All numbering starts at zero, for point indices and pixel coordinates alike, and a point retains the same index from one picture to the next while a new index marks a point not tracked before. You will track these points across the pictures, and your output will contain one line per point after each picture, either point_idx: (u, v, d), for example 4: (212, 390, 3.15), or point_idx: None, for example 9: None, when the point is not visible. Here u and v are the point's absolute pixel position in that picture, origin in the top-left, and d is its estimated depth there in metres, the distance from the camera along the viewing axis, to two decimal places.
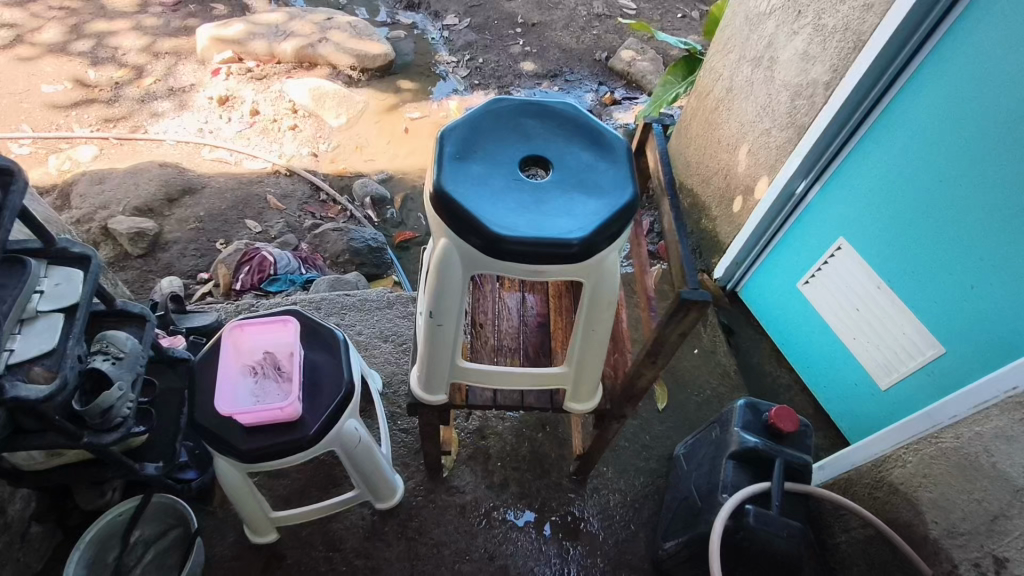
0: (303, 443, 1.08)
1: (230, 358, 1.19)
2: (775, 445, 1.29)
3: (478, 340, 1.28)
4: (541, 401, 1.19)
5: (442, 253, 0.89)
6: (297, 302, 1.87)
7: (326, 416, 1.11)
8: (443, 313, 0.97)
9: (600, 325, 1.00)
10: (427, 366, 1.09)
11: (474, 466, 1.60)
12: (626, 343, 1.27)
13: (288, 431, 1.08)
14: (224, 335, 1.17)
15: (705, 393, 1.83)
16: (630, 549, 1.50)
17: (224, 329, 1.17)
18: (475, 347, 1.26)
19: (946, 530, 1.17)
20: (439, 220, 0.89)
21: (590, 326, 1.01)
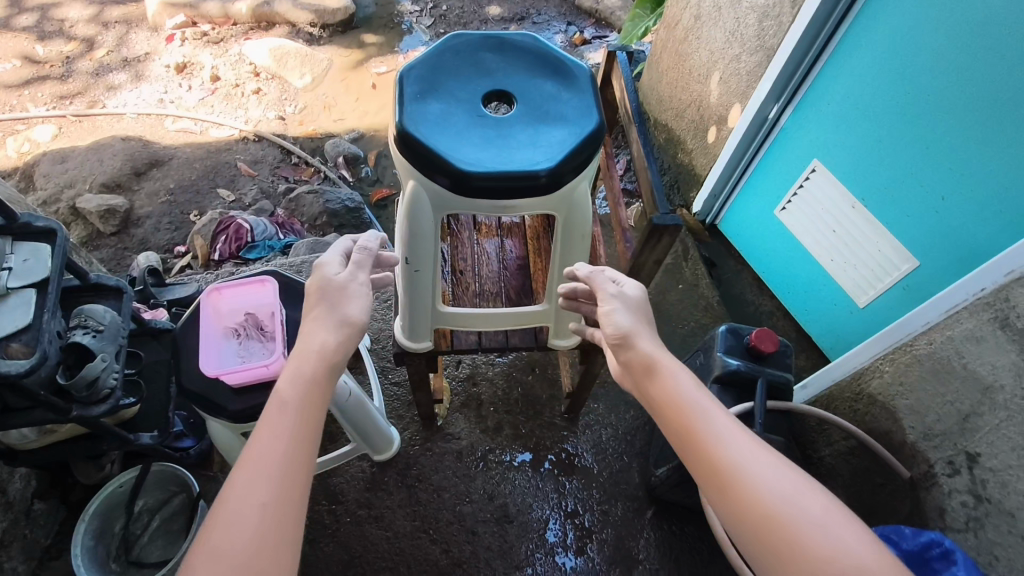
0: None
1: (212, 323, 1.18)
2: (756, 366, 1.32)
3: (459, 286, 1.28)
4: (526, 340, 1.20)
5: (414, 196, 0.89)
6: (278, 267, 1.86)
7: None
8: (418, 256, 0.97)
9: (578, 259, 1.01)
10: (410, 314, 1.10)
11: (467, 413, 1.63)
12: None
13: None
14: (201, 301, 1.16)
15: (690, 325, 1.86)
16: (625, 479, 1.55)
17: (201, 294, 1.17)
18: (456, 294, 1.27)
19: (923, 433, 1.24)
20: (404, 162, 0.88)
21: (567, 262, 1.02)
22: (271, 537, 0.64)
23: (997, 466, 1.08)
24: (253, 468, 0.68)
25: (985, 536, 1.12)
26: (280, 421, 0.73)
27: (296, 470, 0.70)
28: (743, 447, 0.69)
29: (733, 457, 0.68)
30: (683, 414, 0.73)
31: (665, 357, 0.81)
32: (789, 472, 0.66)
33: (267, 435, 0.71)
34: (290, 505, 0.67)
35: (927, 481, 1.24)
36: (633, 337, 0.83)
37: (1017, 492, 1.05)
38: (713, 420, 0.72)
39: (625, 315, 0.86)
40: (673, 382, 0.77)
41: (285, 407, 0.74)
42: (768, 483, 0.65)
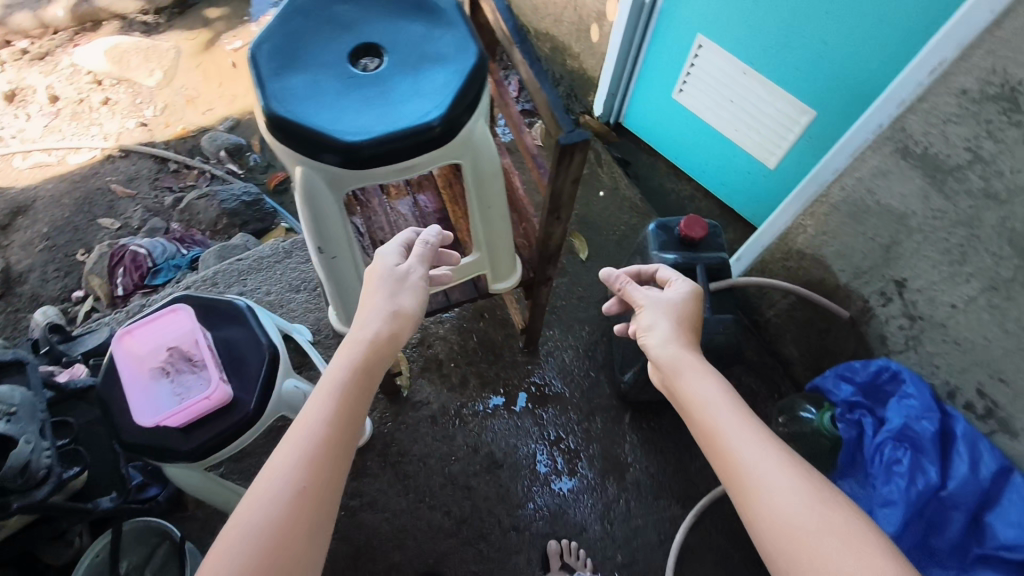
0: (247, 419, 1.04)
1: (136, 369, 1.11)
2: (691, 255, 1.35)
3: None
4: (467, 293, 1.18)
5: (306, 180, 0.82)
6: (191, 285, 1.73)
7: (260, 386, 1.07)
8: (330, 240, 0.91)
9: (497, 202, 0.98)
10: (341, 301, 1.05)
11: (431, 376, 1.61)
12: (527, 209, 1.25)
13: (227, 415, 1.04)
14: (113, 351, 1.08)
15: (621, 229, 1.86)
16: (597, 394, 1.60)
17: (111, 344, 1.08)
18: None
19: (853, 274, 1.30)
20: (284, 148, 0.80)
21: (486, 207, 0.98)
22: (298, 519, 0.67)
23: (923, 286, 1.15)
24: (289, 455, 0.70)
25: (923, 351, 1.22)
26: (325, 412, 0.74)
27: (333, 458, 0.71)
28: (771, 462, 0.69)
29: (757, 471, 0.69)
30: (709, 424, 0.75)
31: (700, 364, 0.82)
32: (816, 493, 0.66)
33: (307, 423, 0.73)
34: (320, 488, 0.69)
35: (865, 315, 1.32)
36: (668, 346, 0.84)
37: (944, 304, 1.13)
38: (734, 432, 0.73)
39: (661, 321, 0.88)
40: (703, 389, 0.78)
41: (332, 400, 0.75)
42: (788, 503, 0.66)
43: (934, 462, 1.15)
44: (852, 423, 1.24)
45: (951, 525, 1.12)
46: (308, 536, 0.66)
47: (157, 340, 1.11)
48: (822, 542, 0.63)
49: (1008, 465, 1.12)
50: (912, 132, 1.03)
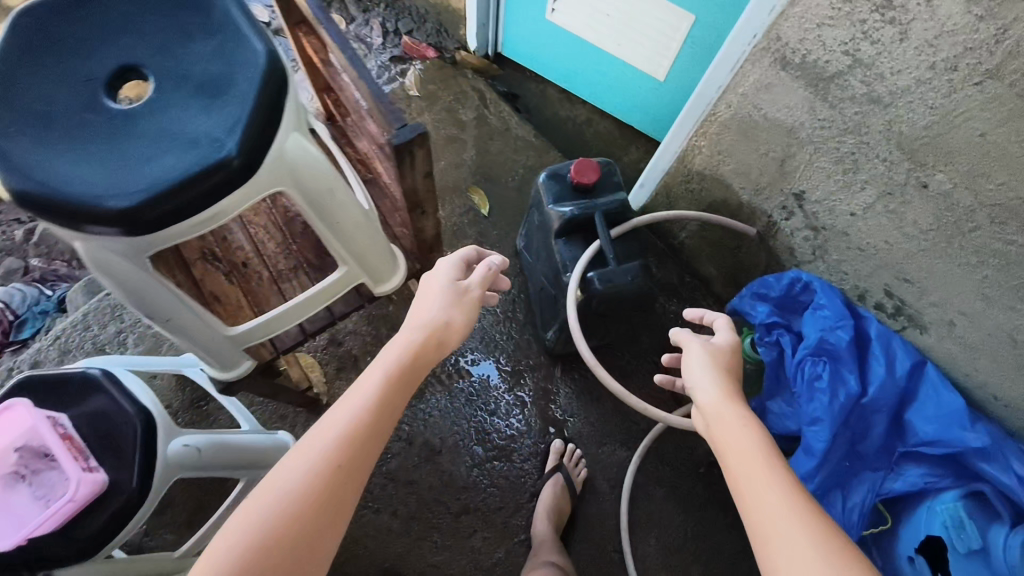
0: (134, 500, 0.94)
1: None
2: (588, 201, 1.25)
3: (252, 279, 1.09)
4: (351, 303, 1.08)
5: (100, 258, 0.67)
6: (62, 333, 1.56)
7: (140, 461, 0.96)
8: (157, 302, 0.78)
9: (347, 211, 0.84)
10: (204, 350, 0.93)
11: (348, 375, 1.53)
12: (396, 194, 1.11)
13: (109, 501, 0.93)
14: None
15: (519, 172, 1.73)
16: (523, 355, 1.56)
17: None
18: (253, 290, 1.08)
19: (753, 191, 1.24)
20: (54, 227, 0.65)
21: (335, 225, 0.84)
22: (318, 499, 0.64)
23: (822, 197, 1.10)
24: (322, 437, 0.68)
25: (831, 259, 1.19)
26: (371, 400, 0.73)
27: (366, 447, 0.69)
28: (786, 496, 0.64)
29: (770, 500, 0.64)
30: (731, 449, 0.72)
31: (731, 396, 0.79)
32: (829, 532, 0.61)
33: (347, 409, 0.71)
34: (344, 471, 0.66)
35: (771, 229, 1.28)
36: (700, 371, 0.82)
37: (844, 213, 1.08)
38: (756, 461, 0.69)
39: (702, 378, 0.82)
40: (730, 419, 0.75)
41: (386, 390, 0.74)
42: (797, 533, 0.61)
43: (851, 370, 1.14)
44: (771, 346, 1.22)
45: (874, 430, 1.13)
46: (325, 515, 0.64)
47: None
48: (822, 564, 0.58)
49: (920, 358, 1.13)
50: (788, 40, 0.93)
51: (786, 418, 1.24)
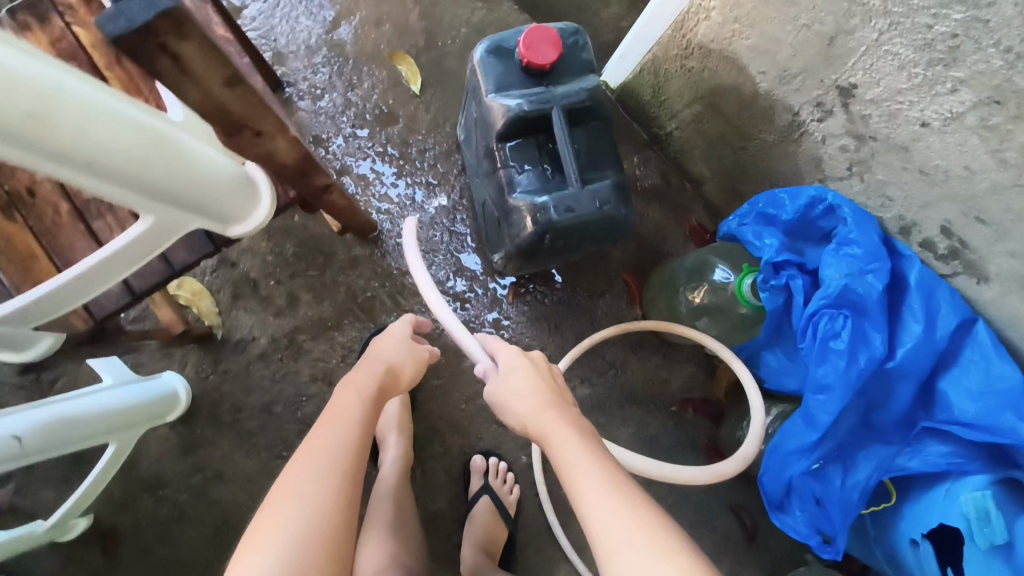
0: None
1: None
2: (542, 91, 0.87)
3: (40, 217, 0.75)
4: (196, 252, 0.75)
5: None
6: None
7: None
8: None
9: (114, 155, 0.51)
10: None
11: (248, 303, 1.22)
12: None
13: None
14: None
15: (462, 33, 1.31)
16: (465, 278, 1.26)
17: None
18: (47, 234, 0.75)
19: (778, 78, 0.88)
20: None
21: (107, 173, 0.51)
22: (337, 526, 0.60)
23: (881, 97, 0.76)
24: (328, 460, 0.64)
25: (873, 178, 0.87)
26: (349, 436, 0.68)
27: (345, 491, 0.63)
28: (617, 487, 0.63)
29: (612, 523, 0.59)
30: (560, 452, 0.69)
31: (551, 399, 0.76)
32: (657, 520, 0.60)
33: (339, 429, 0.68)
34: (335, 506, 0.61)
35: (794, 131, 0.94)
36: (516, 376, 0.79)
37: (910, 121, 0.75)
38: (593, 475, 0.64)
39: (523, 389, 0.77)
40: (556, 430, 0.71)
41: (353, 428, 0.70)
42: (637, 540, 0.57)
43: (877, 328, 0.87)
44: (777, 291, 0.94)
45: (896, 400, 0.89)
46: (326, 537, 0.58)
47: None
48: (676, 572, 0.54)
49: (970, 315, 0.86)
50: None
51: (785, 376, 1.00)
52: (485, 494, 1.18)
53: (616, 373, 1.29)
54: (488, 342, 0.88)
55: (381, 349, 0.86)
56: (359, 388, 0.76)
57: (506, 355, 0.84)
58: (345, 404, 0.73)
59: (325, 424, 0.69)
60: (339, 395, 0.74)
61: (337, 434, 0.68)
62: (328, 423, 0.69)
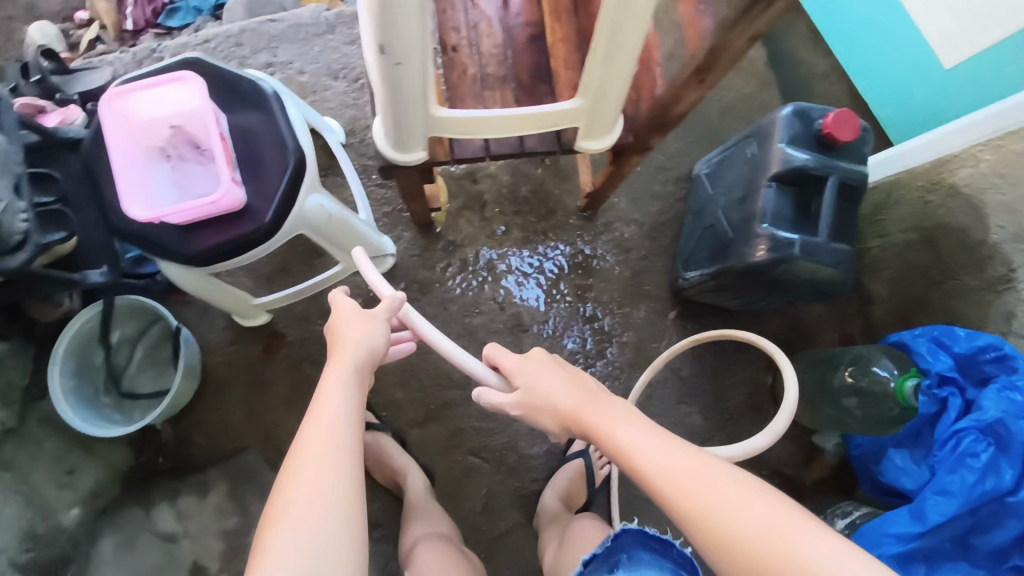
0: (256, 236, 0.89)
1: (125, 142, 0.86)
2: (827, 159, 1.06)
3: (454, 71, 0.97)
4: (546, 144, 0.96)
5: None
6: (210, 39, 1.43)
7: (279, 203, 0.90)
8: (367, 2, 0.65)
9: (628, 53, 0.74)
10: (409, 115, 0.81)
11: (471, 216, 1.43)
12: (654, 50, 0.96)
13: (234, 224, 0.89)
14: (102, 110, 0.84)
15: (729, 98, 1.54)
16: (645, 282, 1.45)
17: (101, 99, 0.83)
18: (451, 84, 0.96)
19: (1012, 235, 1.06)
20: None
21: (616, 40, 0.72)
22: (346, 528, 0.65)
23: None
24: (326, 474, 0.67)
25: None
26: (341, 431, 0.71)
27: (350, 490, 0.67)
28: (679, 457, 0.70)
29: (690, 497, 0.66)
30: (615, 435, 0.75)
31: (581, 394, 0.82)
32: (719, 475, 0.67)
33: (331, 433, 0.70)
34: (343, 514, 0.65)
35: (1001, 284, 1.10)
36: (542, 381, 0.83)
37: None
38: (653, 456, 0.71)
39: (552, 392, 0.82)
40: (601, 417, 0.78)
41: (346, 420, 0.72)
42: (722, 502, 0.65)
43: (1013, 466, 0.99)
44: (933, 399, 1.10)
45: (1000, 531, 1.00)
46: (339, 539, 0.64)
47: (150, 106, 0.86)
48: (758, 525, 0.63)
49: None
50: None
51: (904, 475, 1.14)
52: (582, 458, 1.34)
53: (728, 419, 1.42)
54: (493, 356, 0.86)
55: (354, 334, 0.82)
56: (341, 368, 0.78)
57: (521, 367, 0.84)
58: (329, 404, 0.73)
59: (313, 432, 0.70)
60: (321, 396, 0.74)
61: (328, 447, 0.69)
62: (314, 420, 0.71)
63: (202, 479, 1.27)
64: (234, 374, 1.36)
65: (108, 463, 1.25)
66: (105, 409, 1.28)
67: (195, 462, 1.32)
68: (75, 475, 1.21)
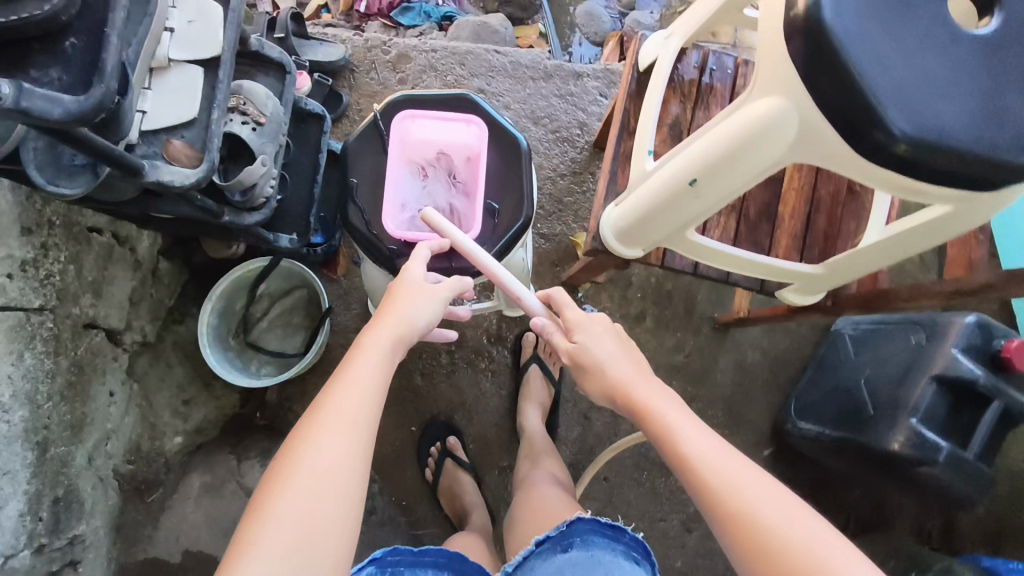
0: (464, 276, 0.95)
1: (398, 160, 0.96)
2: (997, 381, 1.06)
3: None
4: (750, 282, 0.98)
5: (766, 122, 0.58)
6: (436, 50, 1.51)
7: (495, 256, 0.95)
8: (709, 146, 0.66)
9: (895, 254, 0.76)
10: (665, 224, 0.84)
11: (612, 293, 1.47)
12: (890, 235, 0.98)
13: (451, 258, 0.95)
14: (393, 129, 0.94)
15: None
16: (751, 410, 1.46)
17: (395, 121, 0.94)
18: None
19: None
20: (789, 81, 0.56)
21: (899, 249, 0.74)
22: (345, 487, 0.63)
23: None
24: (341, 417, 0.67)
25: None
26: (360, 389, 0.70)
27: (360, 447, 0.66)
28: (725, 463, 0.70)
29: (738, 497, 0.66)
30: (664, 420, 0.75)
31: (637, 367, 0.83)
32: (768, 486, 0.67)
33: (354, 395, 0.69)
34: (347, 473, 0.64)
35: None
36: (597, 343, 0.84)
37: None
38: (699, 451, 0.71)
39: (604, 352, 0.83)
40: (655, 403, 0.78)
41: (365, 379, 0.71)
42: (765, 512, 0.65)
43: None
44: None
45: None
46: (337, 490, 0.62)
47: (432, 137, 0.96)
48: (805, 539, 0.62)
49: None
50: None
51: None
52: None
53: None
54: (557, 300, 0.90)
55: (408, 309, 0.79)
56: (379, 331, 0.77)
57: (581, 329, 0.86)
58: (362, 368, 0.71)
59: (336, 396, 0.68)
60: (354, 361, 0.72)
61: (346, 414, 0.67)
62: (342, 377, 0.71)
63: None
64: None
65: (219, 404, 1.31)
66: (230, 351, 1.34)
67: (288, 429, 1.35)
68: (190, 406, 1.27)
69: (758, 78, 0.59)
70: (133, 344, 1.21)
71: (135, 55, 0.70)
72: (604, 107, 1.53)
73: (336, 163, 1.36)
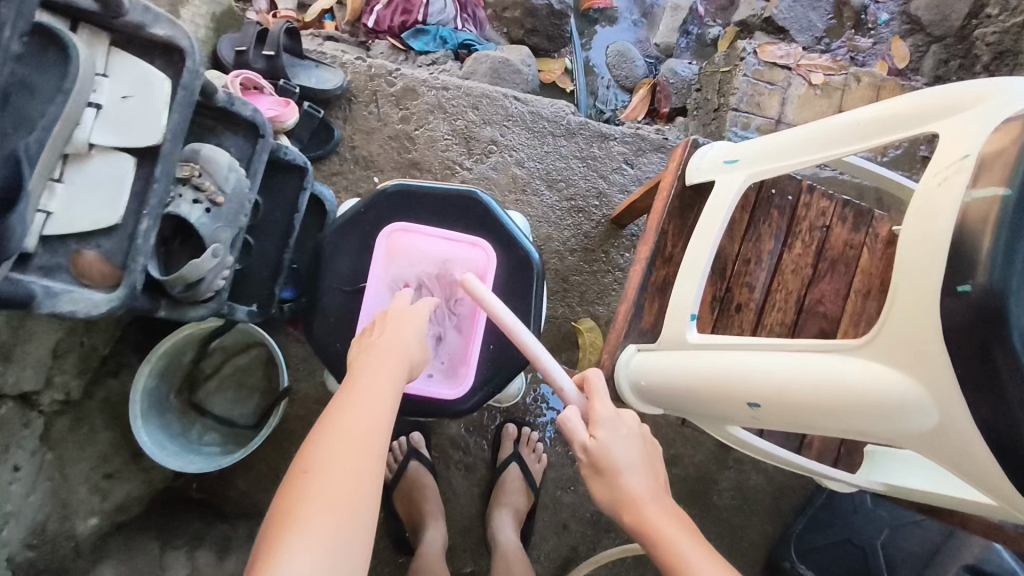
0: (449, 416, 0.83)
1: (384, 272, 0.82)
2: None
3: (729, 318, 0.86)
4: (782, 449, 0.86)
5: (903, 402, 0.51)
6: (449, 87, 1.32)
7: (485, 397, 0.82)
8: (789, 383, 0.59)
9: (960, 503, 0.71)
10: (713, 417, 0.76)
11: None
12: None
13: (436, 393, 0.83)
14: (381, 240, 0.81)
15: None
16: (745, 537, 1.32)
17: (384, 232, 0.81)
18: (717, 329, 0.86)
19: None
20: (926, 369, 0.50)
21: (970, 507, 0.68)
22: (354, 506, 0.56)
23: None
24: (354, 435, 0.59)
25: None
26: (374, 406, 0.62)
27: (370, 469, 0.58)
28: None
29: None
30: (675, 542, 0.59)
31: (655, 475, 0.65)
32: None
33: (367, 412, 0.61)
34: (354, 489, 0.56)
35: None
36: (621, 446, 0.64)
37: None
38: None
39: (619, 451, 0.64)
40: (666, 520, 0.61)
41: (379, 398, 0.63)
42: None
43: None
44: None
45: None
46: (345, 507, 0.55)
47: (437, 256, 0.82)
48: None
49: None
50: None
51: None
52: None
53: None
54: (591, 384, 0.68)
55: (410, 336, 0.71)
56: (394, 348, 0.69)
57: (607, 426, 0.65)
58: (379, 385, 0.64)
59: (340, 424, 0.60)
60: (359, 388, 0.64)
61: (354, 448, 0.59)
62: (352, 392, 0.63)
63: (225, 535, 1.17)
64: (307, 432, 1.26)
65: (149, 478, 1.16)
66: (169, 413, 1.15)
67: (225, 507, 1.24)
68: (112, 480, 1.10)
69: (889, 351, 0.53)
70: (52, 406, 1.02)
71: (36, 148, 0.51)
72: (627, 176, 1.35)
73: (319, 210, 1.16)
